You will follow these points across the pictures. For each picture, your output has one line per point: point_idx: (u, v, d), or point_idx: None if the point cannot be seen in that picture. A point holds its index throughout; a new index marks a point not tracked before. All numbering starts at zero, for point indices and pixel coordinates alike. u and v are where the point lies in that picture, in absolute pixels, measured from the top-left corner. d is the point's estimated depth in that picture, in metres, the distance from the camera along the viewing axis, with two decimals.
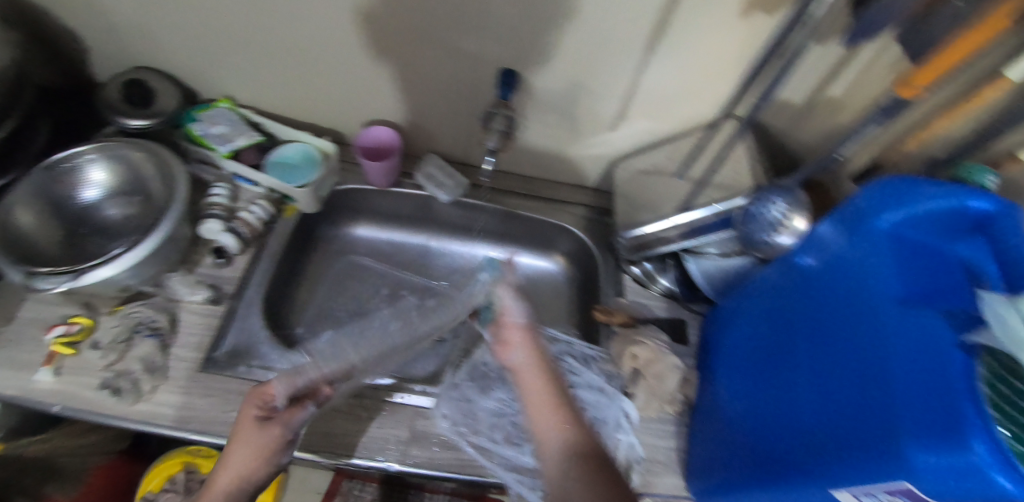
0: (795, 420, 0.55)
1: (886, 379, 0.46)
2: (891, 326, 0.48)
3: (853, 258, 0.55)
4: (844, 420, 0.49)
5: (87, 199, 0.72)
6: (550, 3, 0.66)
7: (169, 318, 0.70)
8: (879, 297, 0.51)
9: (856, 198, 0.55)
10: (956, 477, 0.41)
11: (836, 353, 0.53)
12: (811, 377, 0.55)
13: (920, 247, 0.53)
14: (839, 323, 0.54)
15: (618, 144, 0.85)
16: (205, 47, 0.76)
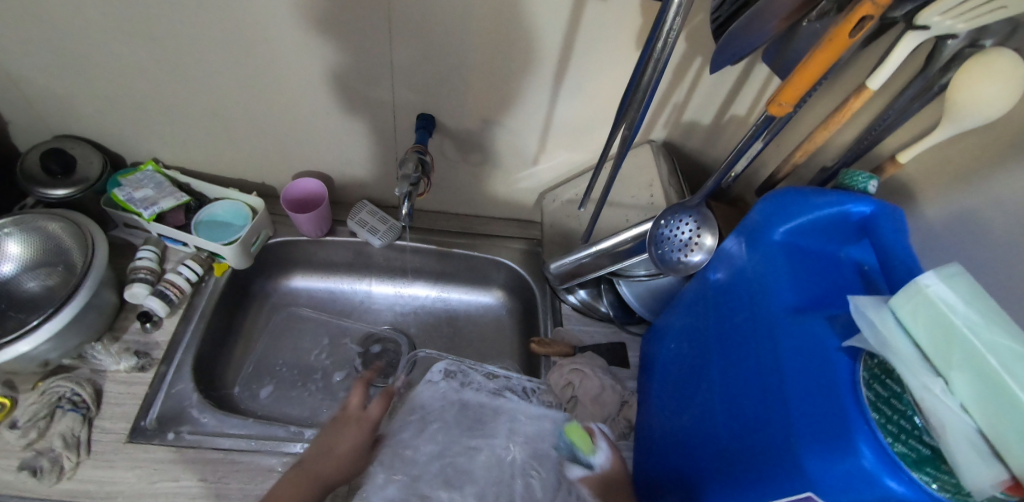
0: (717, 437, 0.56)
1: (784, 388, 0.47)
2: (786, 335, 0.50)
3: (754, 271, 0.57)
4: (755, 433, 0.50)
5: (3, 273, 0.71)
6: (453, 48, 0.69)
7: (93, 390, 0.69)
8: (776, 308, 0.52)
9: (754, 213, 0.58)
10: (851, 485, 0.40)
11: (745, 366, 0.54)
12: (727, 392, 0.56)
13: (813, 254, 0.55)
14: (746, 335, 0.55)
15: (543, 177, 0.88)
16: (129, 114, 0.79)
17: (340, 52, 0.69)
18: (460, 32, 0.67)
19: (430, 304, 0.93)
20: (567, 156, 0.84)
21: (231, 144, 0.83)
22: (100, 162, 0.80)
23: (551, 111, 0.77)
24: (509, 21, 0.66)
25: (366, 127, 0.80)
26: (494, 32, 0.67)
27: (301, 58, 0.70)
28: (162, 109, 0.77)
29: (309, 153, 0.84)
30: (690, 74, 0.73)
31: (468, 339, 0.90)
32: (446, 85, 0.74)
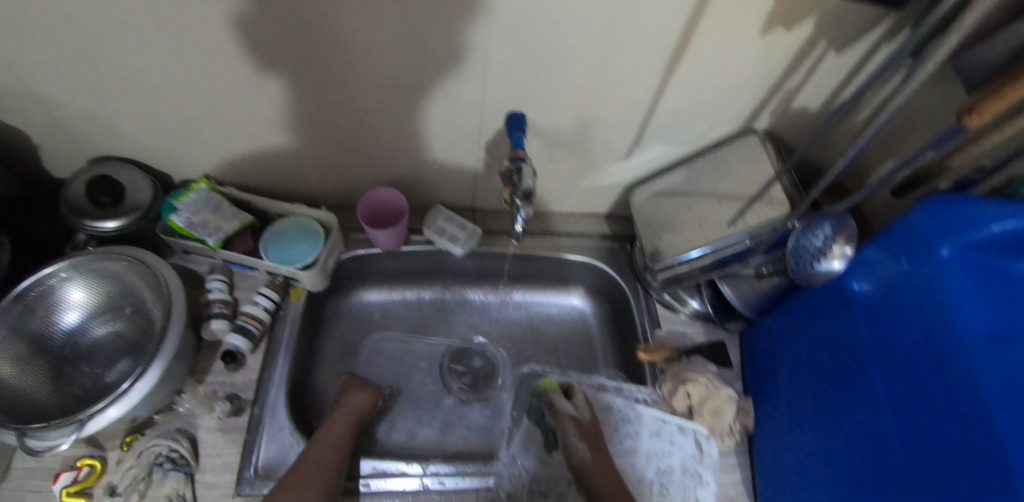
0: (880, 459, 0.53)
1: (989, 425, 0.44)
2: (980, 365, 0.46)
3: (918, 286, 0.52)
4: (944, 463, 0.47)
5: (68, 323, 0.64)
6: (556, 46, 0.59)
7: (189, 443, 0.63)
8: (958, 331, 0.48)
9: (911, 223, 0.52)
10: None
11: (918, 388, 0.51)
12: (892, 413, 0.53)
13: (987, 266, 0.50)
14: (914, 355, 0.52)
15: (634, 169, 0.81)
16: (172, 127, 0.68)
17: (422, 53, 0.59)
18: (567, 24, 0.57)
19: (513, 308, 0.88)
20: (662, 148, 0.77)
21: (287, 153, 0.73)
22: (150, 185, 0.72)
23: (654, 104, 0.69)
24: (626, 11, 0.56)
25: (443, 130, 0.71)
26: (606, 24, 0.57)
27: (375, 60, 0.59)
28: (209, 121, 0.67)
29: (377, 159, 0.75)
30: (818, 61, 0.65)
31: (557, 344, 0.86)
32: (540, 81, 0.65)
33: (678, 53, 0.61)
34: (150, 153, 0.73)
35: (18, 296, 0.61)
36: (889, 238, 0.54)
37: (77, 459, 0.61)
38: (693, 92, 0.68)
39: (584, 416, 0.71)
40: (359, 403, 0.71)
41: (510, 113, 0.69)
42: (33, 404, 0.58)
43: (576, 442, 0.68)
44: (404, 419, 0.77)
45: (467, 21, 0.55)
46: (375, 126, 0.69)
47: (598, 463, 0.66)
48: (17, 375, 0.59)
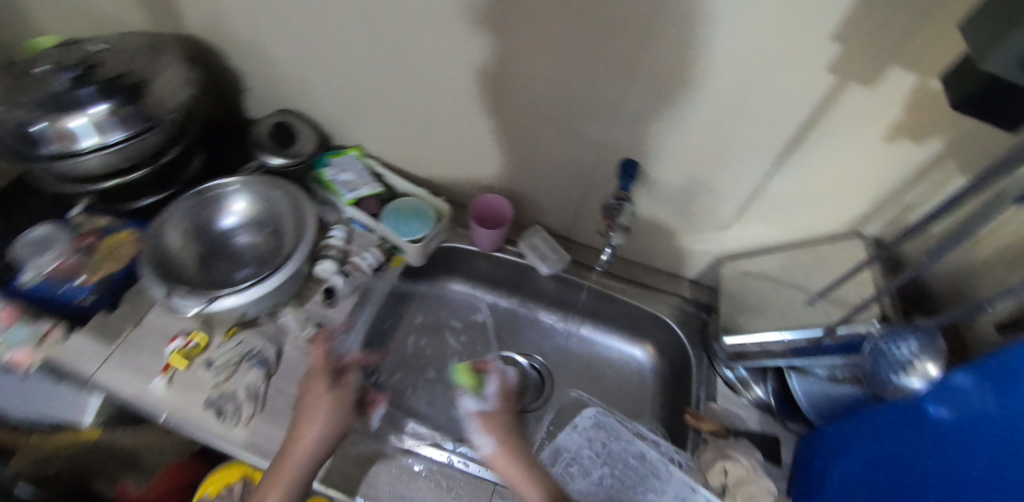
0: None
1: None
2: None
3: (999, 426, 0.46)
4: None
5: (224, 225, 0.78)
6: (682, 105, 0.67)
7: (276, 349, 0.73)
8: None
9: (1006, 354, 0.47)
10: None
11: None
12: None
13: None
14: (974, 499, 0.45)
15: (728, 243, 0.84)
16: (354, 98, 0.85)
17: (567, 83, 0.70)
18: (698, 88, 0.64)
19: (577, 341, 0.92)
20: (760, 228, 0.80)
21: (429, 141, 0.87)
22: (316, 141, 0.87)
23: (762, 183, 0.74)
24: (754, 89, 0.62)
25: (562, 157, 0.80)
26: (730, 96, 0.64)
27: (527, 80, 0.71)
28: (381, 100, 0.83)
29: (499, 168, 0.86)
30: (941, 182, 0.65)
31: (609, 387, 0.88)
32: (661, 134, 0.72)
33: (795, 139, 0.66)
34: (329, 117, 0.90)
35: (202, 191, 0.77)
36: (984, 368, 0.49)
37: (190, 331, 0.74)
38: (803, 180, 0.71)
39: (490, 407, 0.70)
40: (328, 399, 0.65)
41: (625, 158, 0.76)
42: (183, 273, 0.72)
43: (483, 435, 0.67)
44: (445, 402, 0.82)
45: (614, 66, 0.66)
46: (507, 137, 0.80)
47: (507, 452, 0.65)
48: (181, 247, 0.74)
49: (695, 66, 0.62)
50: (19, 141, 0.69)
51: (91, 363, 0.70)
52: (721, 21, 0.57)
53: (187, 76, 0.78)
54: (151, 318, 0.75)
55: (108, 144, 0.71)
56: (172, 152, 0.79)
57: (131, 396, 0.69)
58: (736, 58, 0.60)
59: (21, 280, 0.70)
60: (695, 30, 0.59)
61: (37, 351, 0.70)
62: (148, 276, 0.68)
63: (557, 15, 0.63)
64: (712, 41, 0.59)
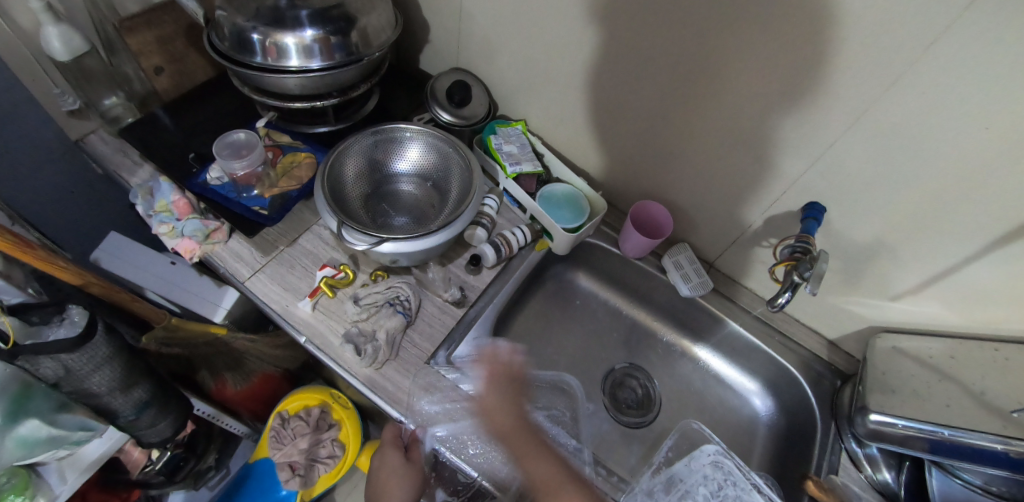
0: None
1: None
2: None
3: None
4: None
5: (397, 168, 0.79)
6: (902, 160, 0.62)
7: (418, 302, 0.74)
8: None
9: None
10: None
11: None
12: None
13: None
14: None
15: (892, 315, 0.78)
16: (536, 72, 0.84)
17: (781, 107, 0.66)
18: (933, 147, 0.59)
19: (692, 369, 0.91)
20: (934, 307, 0.73)
21: (599, 131, 0.84)
22: (487, 108, 0.86)
23: (959, 265, 0.67)
24: (1005, 163, 0.56)
25: (739, 182, 0.76)
26: (966, 164, 0.58)
27: (736, 94, 0.68)
28: (564, 81, 0.81)
29: (664, 176, 0.83)
30: None
31: (717, 425, 0.87)
32: (868, 187, 0.67)
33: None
34: (502, 84, 0.90)
35: (383, 130, 0.77)
36: None
37: (340, 263, 0.76)
38: (1014, 275, 0.64)
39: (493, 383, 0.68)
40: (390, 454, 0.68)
41: (813, 200, 0.71)
42: (350, 206, 0.73)
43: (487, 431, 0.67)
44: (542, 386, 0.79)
45: (845, 105, 0.61)
46: (687, 149, 0.78)
47: (496, 413, 0.65)
48: (352, 182, 0.75)
49: (943, 123, 0.57)
50: (233, 45, 0.71)
51: (245, 269, 0.74)
52: (1000, 79, 0.51)
53: (391, 16, 0.78)
54: (304, 241, 0.77)
55: (309, 69, 0.71)
56: (359, 88, 0.79)
57: (278, 310, 0.72)
58: (993, 124, 0.54)
59: (208, 178, 0.76)
60: (964, 84, 0.53)
61: (201, 244, 0.74)
62: (324, 203, 0.69)
63: (800, 36, 0.59)
64: (976, 101, 0.54)
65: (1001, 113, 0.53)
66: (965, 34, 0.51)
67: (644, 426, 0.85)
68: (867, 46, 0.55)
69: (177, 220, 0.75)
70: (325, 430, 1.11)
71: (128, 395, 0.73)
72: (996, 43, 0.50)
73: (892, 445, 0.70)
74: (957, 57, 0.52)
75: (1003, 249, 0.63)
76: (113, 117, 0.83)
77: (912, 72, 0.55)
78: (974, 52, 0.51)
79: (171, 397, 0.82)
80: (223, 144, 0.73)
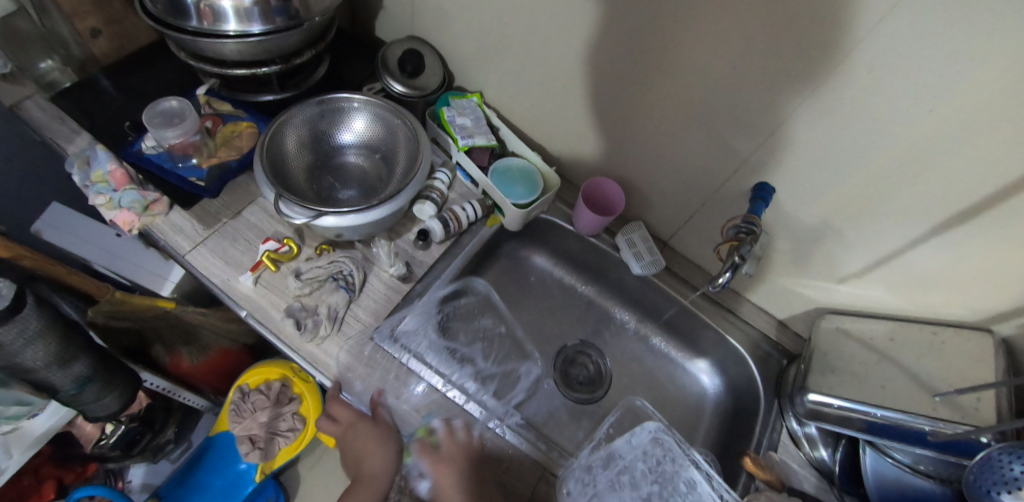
0: None
1: None
2: None
3: None
4: None
5: (341, 140, 0.77)
6: (847, 142, 0.61)
7: (362, 277, 0.73)
8: None
9: None
10: None
11: None
12: None
13: None
14: None
15: (840, 296, 0.78)
16: (492, 43, 0.81)
17: (733, 84, 0.64)
18: (878, 131, 0.58)
19: (644, 347, 0.92)
20: (878, 290, 0.74)
21: (556, 106, 0.82)
22: (441, 78, 0.84)
23: (904, 249, 0.67)
24: (943, 149, 0.56)
25: (693, 161, 0.75)
26: (908, 148, 0.58)
27: (687, 70, 0.66)
28: (519, 52, 0.79)
29: (619, 153, 0.82)
30: None
31: (667, 403, 0.88)
32: (814, 169, 0.66)
33: (963, 215, 0.60)
34: (458, 55, 0.87)
35: (326, 100, 0.75)
36: None
37: (284, 237, 0.74)
38: (955, 258, 0.64)
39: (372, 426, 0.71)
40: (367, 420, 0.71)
41: (763, 181, 0.71)
42: (291, 179, 0.71)
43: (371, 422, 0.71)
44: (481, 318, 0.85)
45: (796, 83, 0.60)
46: (640, 127, 0.76)
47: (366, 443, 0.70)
48: (294, 152, 0.73)
49: (890, 104, 0.56)
50: (167, 8, 0.67)
51: (185, 242, 0.72)
52: (948, 59, 0.50)
53: None
54: (248, 213, 0.75)
55: (248, 34, 0.68)
56: (304, 55, 0.76)
57: (219, 284, 0.70)
58: (932, 107, 0.54)
59: (143, 147, 0.73)
60: (908, 64, 0.52)
61: (140, 216, 0.71)
62: (263, 176, 0.67)
63: (752, 9, 0.57)
64: (921, 82, 0.52)
65: (945, 95, 0.52)
66: (909, 14, 0.49)
67: (594, 402, 0.86)
68: (817, 21, 0.54)
69: (114, 191, 0.71)
70: (285, 404, 1.09)
71: (67, 370, 0.71)
72: (945, 22, 0.48)
73: (828, 424, 0.71)
74: (906, 35, 0.50)
75: (943, 235, 0.63)
76: (49, 82, 0.77)
77: (858, 50, 0.53)
78: (915, 35, 0.50)
79: (116, 372, 0.80)
80: (154, 113, 0.71)
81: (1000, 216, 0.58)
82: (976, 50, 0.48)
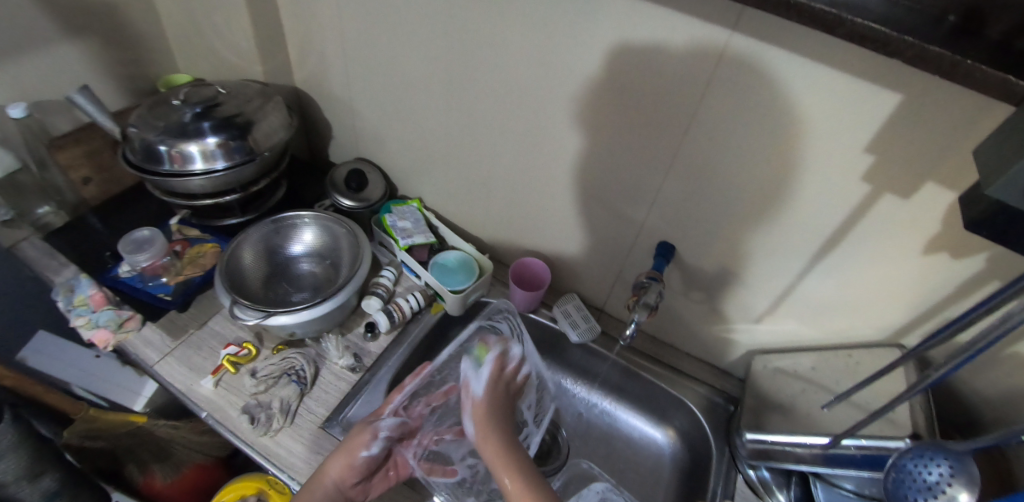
0: None
1: None
2: None
3: None
4: None
5: (294, 251, 0.88)
6: (715, 197, 0.70)
7: (313, 371, 0.79)
8: None
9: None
10: None
11: None
12: None
13: None
14: None
15: (761, 337, 0.84)
16: (423, 155, 0.96)
17: (611, 164, 0.75)
18: (735, 187, 0.68)
19: (598, 413, 0.95)
20: (789, 325, 0.80)
21: (483, 198, 0.94)
22: (383, 190, 0.98)
23: (795, 283, 0.74)
24: (792, 195, 0.64)
25: (601, 230, 0.85)
26: (763, 197, 0.67)
27: (574, 158, 0.78)
28: (444, 158, 0.93)
29: (542, 233, 0.93)
30: (974, 297, 0.63)
31: (627, 467, 0.89)
32: (699, 223, 0.75)
33: (826, 248, 0.67)
34: (398, 167, 1.02)
35: (278, 220, 0.87)
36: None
37: (244, 341, 0.81)
38: (838, 285, 0.71)
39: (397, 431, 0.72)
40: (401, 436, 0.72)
41: (663, 240, 0.79)
42: (247, 288, 0.81)
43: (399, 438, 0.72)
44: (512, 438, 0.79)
45: (657, 157, 0.70)
46: (551, 207, 0.87)
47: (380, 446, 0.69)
48: (251, 266, 0.83)
49: (735, 161, 0.65)
50: (143, 157, 0.81)
51: (154, 353, 0.79)
52: (764, 121, 0.60)
53: (288, 122, 0.91)
54: (212, 322, 0.83)
55: (213, 171, 0.82)
56: (259, 183, 0.90)
57: (181, 389, 0.75)
58: (767, 161, 0.63)
59: (119, 271, 0.84)
60: (733, 129, 0.62)
61: (115, 333, 0.78)
62: (221, 286, 0.77)
63: (602, 105, 0.69)
64: (751, 143, 0.62)
65: (771, 150, 0.62)
66: (720, 92, 0.60)
67: (555, 477, 0.86)
68: (655, 106, 0.65)
69: (92, 311, 0.79)
70: None
71: (35, 486, 0.74)
72: (748, 94, 0.58)
73: (776, 463, 0.73)
74: (724, 107, 0.61)
75: (821, 266, 0.70)
76: (44, 224, 0.91)
77: (694, 122, 0.64)
78: (729, 108, 0.61)
79: (84, 488, 0.83)
80: (128, 241, 0.82)
81: (858, 239, 0.65)
82: (777, 112, 0.58)
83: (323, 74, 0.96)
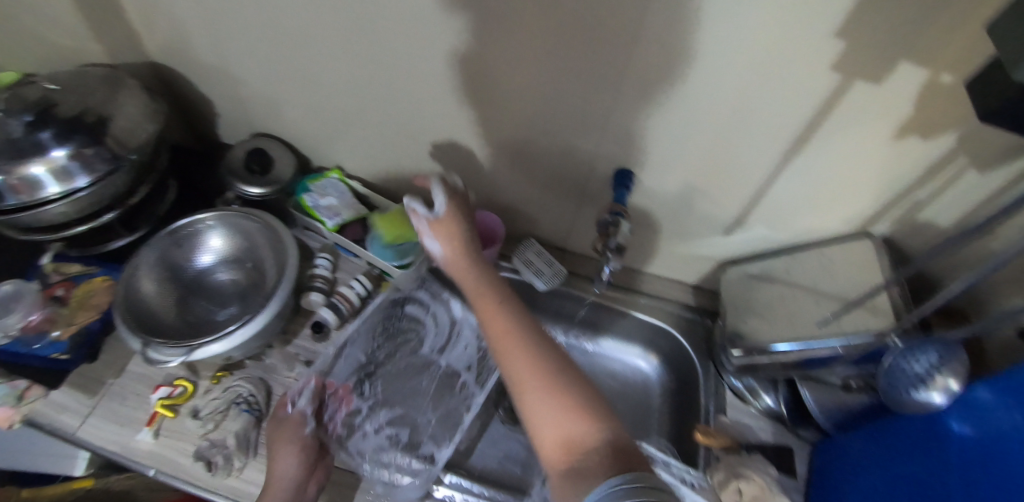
0: None
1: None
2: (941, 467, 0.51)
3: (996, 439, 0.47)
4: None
5: (203, 263, 0.76)
6: (669, 114, 0.62)
7: (264, 392, 0.71)
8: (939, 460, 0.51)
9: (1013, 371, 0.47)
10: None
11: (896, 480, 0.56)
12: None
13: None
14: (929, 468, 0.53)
15: (730, 247, 0.80)
16: (330, 117, 0.81)
17: (550, 91, 0.64)
18: (690, 98, 0.59)
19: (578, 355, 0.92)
20: (758, 230, 0.76)
21: (411, 154, 0.83)
22: (294, 167, 0.85)
23: (763, 189, 0.68)
24: (755, 99, 0.57)
25: (550, 167, 0.76)
26: (722, 106, 0.59)
27: (507, 92, 0.66)
28: (356, 117, 0.79)
29: (485, 182, 0.83)
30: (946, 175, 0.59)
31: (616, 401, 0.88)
32: (653, 143, 0.67)
33: (792, 149, 0.62)
34: (306, 136, 0.87)
35: (174, 231, 0.74)
36: (1003, 388, 0.48)
37: (175, 378, 0.71)
38: (808, 184, 0.66)
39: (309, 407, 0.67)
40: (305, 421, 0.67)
41: (617, 167, 0.71)
42: (159, 320, 0.69)
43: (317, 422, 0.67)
44: (449, 400, 0.79)
45: (601, 78, 0.60)
46: (491, 152, 0.77)
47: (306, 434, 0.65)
48: (155, 294, 0.71)
49: (689, 68, 0.56)
50: None
51: (73, 418, 0.68)
52: (722, 16, 0.50)
53: (154, 109, 0.74)
54: (133, 365, 0.72)
55: (74, 191, 0.66)
56: (140, 192, 0.74)
57: (115, 451, 0.66)
58: (725, 65, 0.54)
59: None
60: (684, 29, 0.52)
61: (17, 407, 0.67)
62: (123, 328, 0.65)
63: (529, 24, 0.57)
64: (707, 44, 0.53)
65: (731, 52, 0.53)
66: None
67: None
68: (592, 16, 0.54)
69: None
70: None
71: None
72: None
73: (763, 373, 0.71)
74: (674, 7, 0.50)
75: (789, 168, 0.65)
76: None
77: (640, 30, 0.54)
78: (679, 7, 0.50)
79: None
80: None
81: (827, 134, 0.59)
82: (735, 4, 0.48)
83: (182, 40, 0.77)
